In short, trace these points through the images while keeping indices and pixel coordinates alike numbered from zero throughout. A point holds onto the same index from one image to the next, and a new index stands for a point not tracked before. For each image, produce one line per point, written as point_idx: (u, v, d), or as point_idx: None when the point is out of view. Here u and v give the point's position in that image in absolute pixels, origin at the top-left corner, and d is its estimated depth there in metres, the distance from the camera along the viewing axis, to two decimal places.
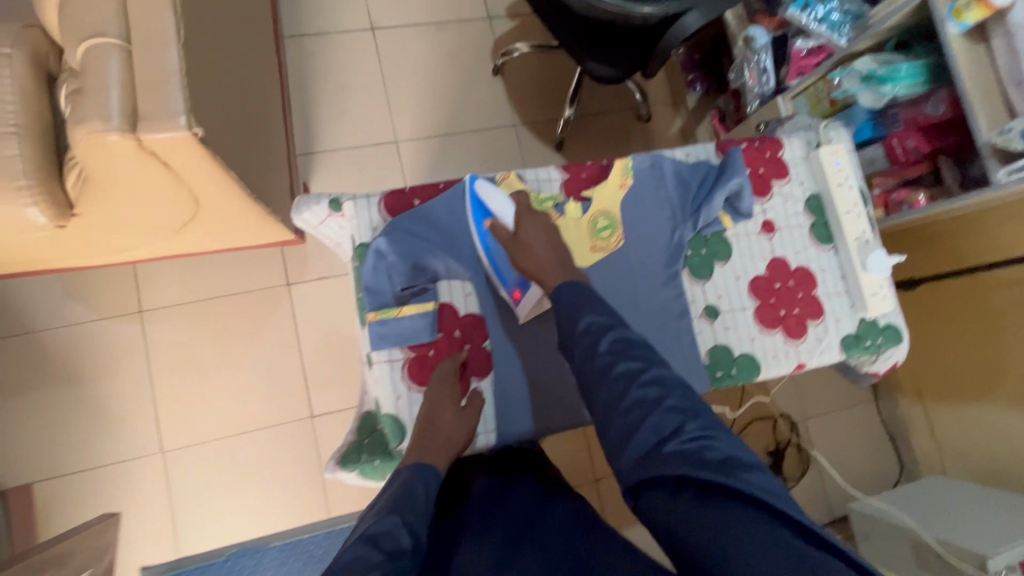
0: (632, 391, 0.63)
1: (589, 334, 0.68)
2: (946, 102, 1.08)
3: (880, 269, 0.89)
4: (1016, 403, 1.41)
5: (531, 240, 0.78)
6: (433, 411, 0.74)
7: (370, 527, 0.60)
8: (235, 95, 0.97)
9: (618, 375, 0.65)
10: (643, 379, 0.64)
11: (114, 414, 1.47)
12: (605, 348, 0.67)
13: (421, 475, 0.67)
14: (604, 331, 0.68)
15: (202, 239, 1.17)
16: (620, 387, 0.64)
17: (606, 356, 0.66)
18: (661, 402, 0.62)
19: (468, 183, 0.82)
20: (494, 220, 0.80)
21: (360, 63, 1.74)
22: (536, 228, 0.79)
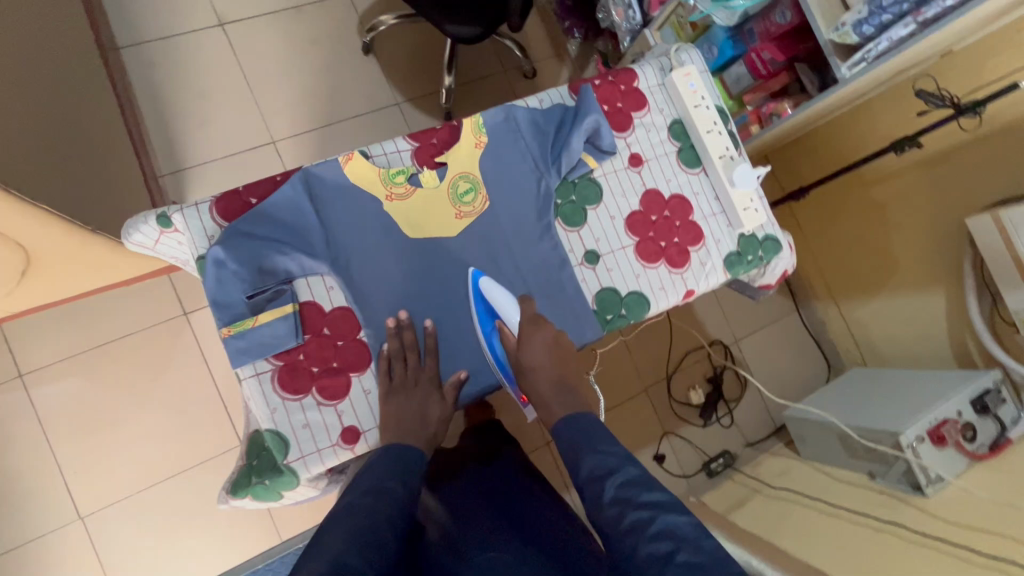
0: (640, 549, 0.54)
1: (593, 481, 0.61)
2: (791, 8, 1.07)
3: (746, 183, 0.90)
4: (912, 286, 1.50)
5: (535, 361, 0.74)
6: (420, 403, 0.74)
7: (370, 479, 0.64)
8: (35, 116, 0.86)
9: (611, 499, 0.59)
10: (652, 531, 0.54)
11: (15, 491, 1.35)
12: (610, 497, 0.59)
13: (406, 452, 0.69)
14: (607, 476, 0.61)
15: (58, 282, 1.06)
16: (615, 498, 0.58)
17: (611, 507, 0.58)
18: (672, 559, 0.52)
19: (474, 277, 0.80)
20: (500, 325, 0.78)
21: (215, 63, 1.60)
22: (540, 343, 0.75)
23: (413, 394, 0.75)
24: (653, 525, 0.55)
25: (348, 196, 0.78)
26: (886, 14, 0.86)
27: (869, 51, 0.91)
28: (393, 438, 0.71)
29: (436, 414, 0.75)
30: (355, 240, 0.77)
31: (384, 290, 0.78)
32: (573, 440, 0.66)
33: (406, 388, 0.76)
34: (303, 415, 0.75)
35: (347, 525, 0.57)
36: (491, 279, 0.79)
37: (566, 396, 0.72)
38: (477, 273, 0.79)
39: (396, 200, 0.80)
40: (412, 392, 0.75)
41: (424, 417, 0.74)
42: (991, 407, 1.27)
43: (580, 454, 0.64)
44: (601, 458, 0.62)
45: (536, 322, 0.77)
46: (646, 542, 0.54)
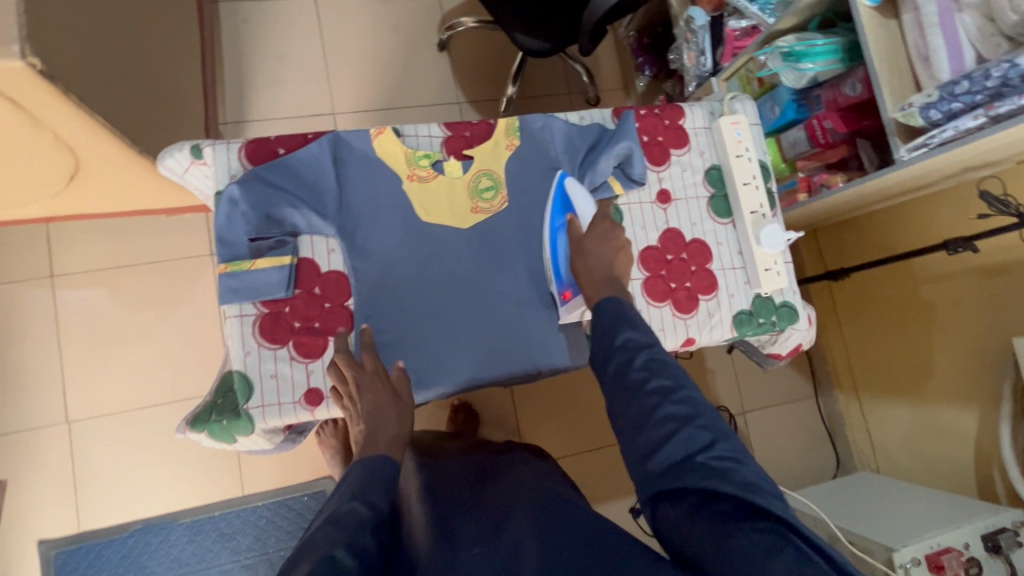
0: (660, 410, 0.59)
1: (624, 349, 0.64)
2: (863, 81, 1.06)
3: (773, 244, 0.86)
4: (945, 399, 1.39)
5: (593, 248, 0.74)
6: (377, 411, 0.70)
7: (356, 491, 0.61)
8: (115, 38, 0.92)
9: (640, 366, 0.62)
10: (674, 397, 0.60)
11: (17, 380, 1.42)
12: (640, 363, 0.63)
13: (378, 464, 0.65)
14: (639, 349, 0.64)
15: (101, 195, 1.13)
16: (644, 371, 0.62)
17: (639, 371, 0.62)
18: (689, 420, 0.58)
19: (561, 178, 0.82)
20: (572, 218, 0.78)
21: (300, 30, 1.69)
22: (607, 240, 0.75)
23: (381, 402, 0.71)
24: (677, 394, 0.60)
25: (371, 167, 0.79)
26: (956, 102, 0.82)
27: (933, 136, 0.86)
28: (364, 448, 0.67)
29: (394, 417, 0.71)
30: (366, 211, 0.78)
31: (380, 267, 0.78)
32: (614, 314, 0.68)
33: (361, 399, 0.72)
34: (273, 365, 0.76)
35: (338, 539, 0.56)
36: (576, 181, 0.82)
37: (616, 285, 0.72)
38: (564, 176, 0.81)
39: (417, 181, 0.81)
40: (381, 403, 0.71)
41: (390, 423, 0.70)
42: (1004, 547, 1.15)
43: (616, 329, 0.66)
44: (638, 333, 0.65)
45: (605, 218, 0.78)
46: (666, 405, 0.60)
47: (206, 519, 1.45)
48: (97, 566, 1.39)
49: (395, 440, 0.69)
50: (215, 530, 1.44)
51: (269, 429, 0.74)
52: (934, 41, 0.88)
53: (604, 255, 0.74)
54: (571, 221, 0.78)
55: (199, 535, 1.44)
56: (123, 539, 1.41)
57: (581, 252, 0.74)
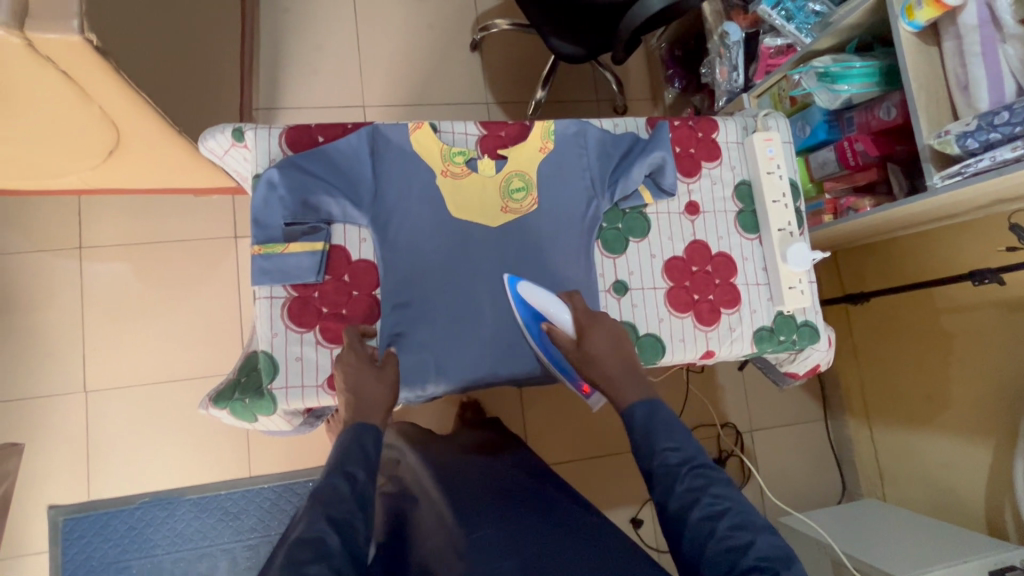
0: (718, 533, 0.58)
1: (666, 464, 0.63)
2: (898, 105, 1.05)
3: (799, 262, 0.86)
4: (960, 432, 1.38)
5: (597, 353, 0.73)
6: (358, 378, 0.71)
7: (335, 465, 0.62)
8: (164, 19, 0.94)
9: (684, 490, 0.61)
10: (727, 522, 0.58)
11: (40, 347, 1.45)
12: (684, 487, 0.61)
13: (359, 432, 0.67)
14: (683, 464, 0.63)
15: (136, 171, 1.15)
16: (689, 495, 0.61)
17: (685, 494, 0.61)
18: (749, 549, 0.56)
19: (512, 284, 0.78)
20: (546, 328, 0.76)
21: (337, 22, 1.71)
22: (603, 333, 0.74)
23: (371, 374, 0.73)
24: (727, 518, 0.58)
25: (406, 160, 0.81)
26: (994, 132, 0.82)
27: (968, 165, 0.86)
28: (352, 413, 0.68)
29: (376, 383, 0.72)
30: (400, 203, 0.80)
31: (409, 258, 0.79)
32: (647, 427, 0.67)
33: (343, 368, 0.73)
34: (299, 348, 0.77)
35: (319, 516, 0.57)
36: (527, 284, 0.77)
37: (638, 378, 0.72)
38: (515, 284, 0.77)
39: (450, 177, 0.82)
40: (365, 372, 0.72)
41: (380, 393, 0.71)
42: None
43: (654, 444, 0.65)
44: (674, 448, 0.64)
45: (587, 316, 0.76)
46: (721, 529, 0.58)
47: (212, 497, 1.46)
48: (103, 535, 1.41)
49: (382, 409, 0.71)
50: (220, 508, 1.46)
51: (290, 411, 0.75)
52: (975, 70, 0.88)
53: (607, 355, 0.73)
54: (551, 330, 0.76)
55: (204, 512, 1.45)
56: (130, 510, 1.43)
57: (588, 359, 0.73)
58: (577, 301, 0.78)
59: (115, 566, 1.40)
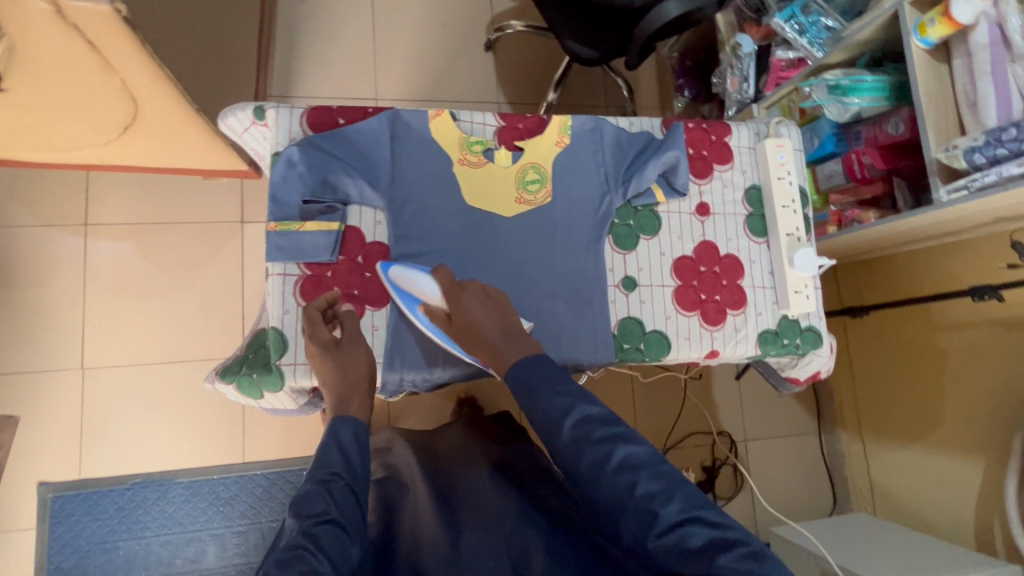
0: (608, 479, 0.59)
1: (552, 419, 0.62)
2: (906, 121, 1.07)
3: (805, 267, 0.88)
4: (949, 449, 1.39)
5: (470, 320, 0.71)
6: (347, 360, 0.72)
7: (312, 472, 0.61)
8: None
9: (569, 438, 0.61)
10: (613, 465, 0.59)
11: (40, 322, 1.44)
12: (568, 436, 0.61)
13: (343, 427, 0.67)
14: (568, 411, 0.62)
15: (152, 149, 1.16)
16: (575, 447, 0.60)
17: (575, 442, 0.60)
18: (636, 489, 0.58)
19: (384, 269, 0.77)
20: (424, 304, 0.75)
21: (354, 16, 1.73)
22: (473, 300, 0.72)
23: (343, 353, 0.72)
24: (614, 459, 0.59)
25: (425, 147, 0.81)
26: (1001, 148, 0.84)
27: (974, 180, 0.87)
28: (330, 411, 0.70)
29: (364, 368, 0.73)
30: (417, 188, 0.80)
31: (424, 242, 0.80)
32: (527, 386, 0.65)
33: (324, 361, 0.72)
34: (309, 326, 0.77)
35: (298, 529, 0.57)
36: (400, 265, 0.77)
37: (512, 339, 0.69)
38: (388, 271, 0.76)
39: (467, 165, 0.83)
40: (338, 352, 0.72)
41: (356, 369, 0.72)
42: None
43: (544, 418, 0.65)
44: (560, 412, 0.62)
45: (451, 288, 0.73)
46: (613, 473, 0.59)
47: (205, 482, 1.45)
48: (93, 515, 1.40)
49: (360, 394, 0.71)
50: (211, 494, 1.45)
51: (297, 388, 0.75)
52: (984, 87, 0.90)
53: (483, 321, 0.70)
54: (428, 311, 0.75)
55: (195, 496, 1.44)
56: (120, 491, 1.42)
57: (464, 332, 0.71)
58: (445, 273, 0.75)
59: (102, 547, 1.39)
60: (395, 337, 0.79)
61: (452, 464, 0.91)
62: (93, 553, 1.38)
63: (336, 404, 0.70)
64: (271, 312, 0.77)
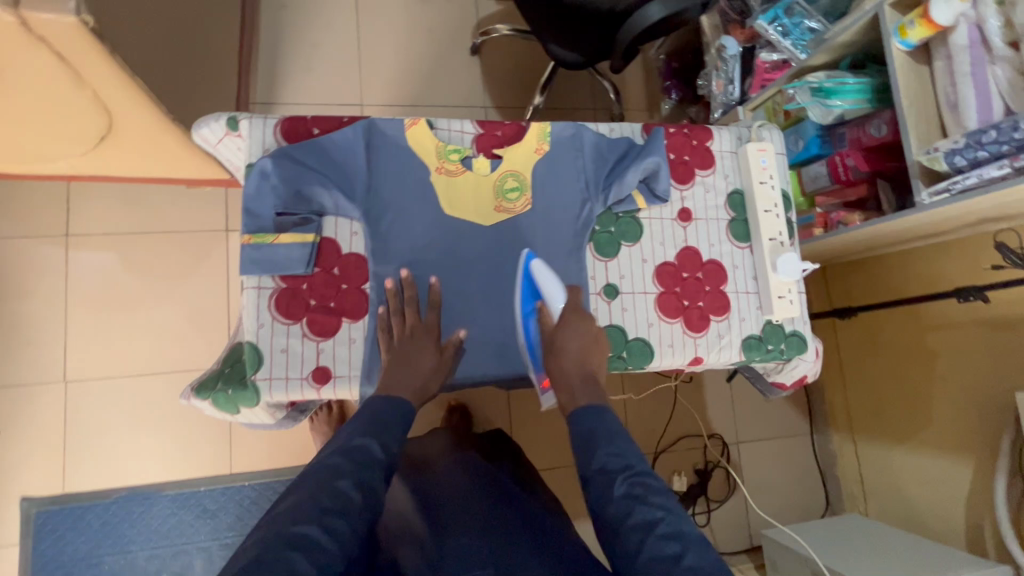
0: (648, 548, 0.58)
1: (605, 474, 0.64)
2: (888, 123, 1.07)
3: (789, 272, 0.87)
4: (940, 451, 1.39)
5: (564, 347, 0.76)
6: (416, 354, 0.75)
7: (366, 428, 0.65)
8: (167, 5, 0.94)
9: (621, 497, 0.62)
10: (660, 532, 0.59)
11: (21, 335, 1.42)
12: (620, 494, 0.62)
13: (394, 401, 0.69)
14: (621, 470, 0.64)
15: (130, 159, 1.15)
16: (625, 504, 0.61)
17: (622, 503, 0.61)
18: (679, 561, 0.56)
19: (527, 260, 0.81)
20: (541, 306, 0.79)
21: (338, 22, 1.72)
22: (576, 334, 0.77)
23: (417, 346, 0.75)
24: (660, 527, 0.59)
25: (401, 156, 0.81)
26: (982, 151, 0.83)
27: (956, 182, 0.87)
28: (379, 390, 0.71)
29: (429, 365, 0.75)
30: (393, 197, 0.79)
31: (402, 252, 0.79)
32: (593, 431, 0.68)
33: (408, 345, 0.76)
34: (285, 340, 0.76)
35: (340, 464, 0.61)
36: (542, 262, 0.81)
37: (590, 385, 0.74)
38: (532, 262, 0.80)
39: (445, 174, 0.82)
40: (422, 344, 0.76)
41: (414, 368, 0.74)
42: None
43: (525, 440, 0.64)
44: (613, 454, 0.65)
45: (413, 330, 0.76)
46: (654, 542, 0.58)
47: (191, 494, 1.44)
48: (77, 530, 1.38)
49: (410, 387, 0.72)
50: (198, 506, 1.43)
51: (273, 403, 0.74)
52: (964, 89, 0.90)
53: (572, 357, 0.76)
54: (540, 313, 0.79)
55: (182, 509, 1.43)
56: (104, 505, 1.40)
57: (553, 349, 0.76)
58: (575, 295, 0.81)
59: (87, 562, 1.37)
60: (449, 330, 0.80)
61: (439, 478, 0.89)
62: (77, 569, 1.37)
63: (387, 386, 0.71)
64: (246, 326, 0.76)
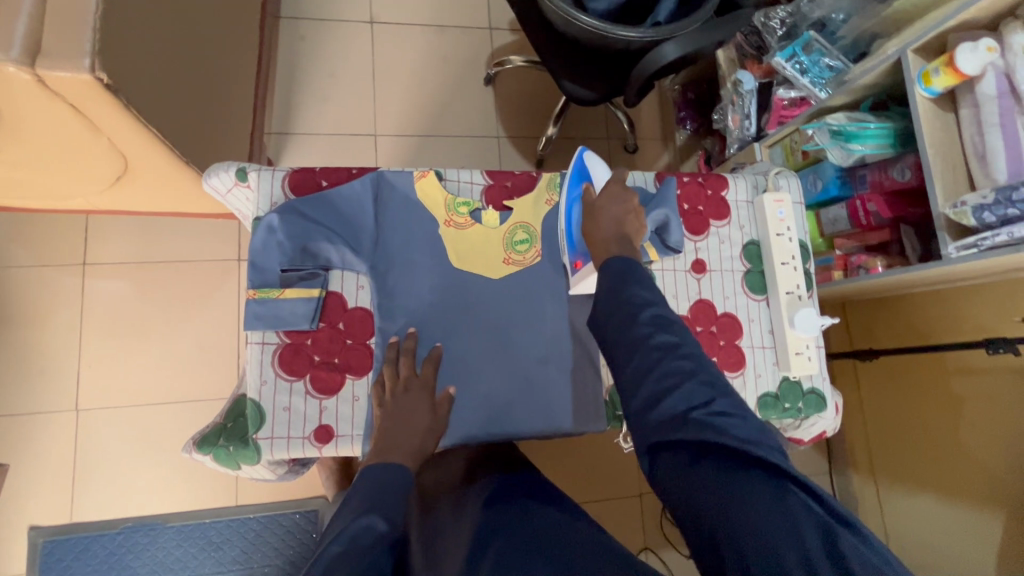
0: (664, 365, 0.60)
1: (632, 307, 0.65)
2: (913, 168, 1.03)
3: (807, 330, 0.84)
4: (968, 496, 1.32)
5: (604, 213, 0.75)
6: (410, 411, 0.73)
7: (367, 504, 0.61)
8: (186, 51, 0.94)
9: (646, 322, 0.63)
10: (680, 351, 0.60)
11: (35, 363, 1.43)
12: (646, 319, 0.63)
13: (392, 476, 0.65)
14: (647, 306, 0.65)
15: (144, 197, 1.16)
16: (650, 325, 0.62)
17: (646, 326, 0.62)
18: (694, 375, 0.58)
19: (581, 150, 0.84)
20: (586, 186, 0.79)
21: (354, 52, 1.73)
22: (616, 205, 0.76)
23: (408, 405, 0.73)
24: (681, 349, 0.61)
25: (410, 210, 0.81)
26: (1012, 208, 0.81)
27: (984, 239, 0.83)
28: (375, 458, 0.68)
29: (423, 424, 0.73)
30: (401, 251, 0.79)
31: (410, 307, 0.79)
32: (622, 273, 0.68)
33: (397, 407, 0.73)
34: (288, 397, 0.76)
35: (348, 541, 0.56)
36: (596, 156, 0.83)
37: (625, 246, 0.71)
38: (583, 150, 0.81)
39: (453, 227, 0.82)
40: (415, 405, 0.73)
41: (409, 427, 0.71)
42: None
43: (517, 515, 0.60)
44: (643, 291, 0.66)
45: (408, 383, 0.75)
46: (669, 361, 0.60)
47: (197, 526, 1.43)
48: (83, 560, 1.38)
49: (406, 450, 0.69)
50: (203, 538, 1.42)
51: (275, 462, 0.73)
52: (993, 140, 0.87)
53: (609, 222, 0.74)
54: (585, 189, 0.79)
55: (187, 540, 1.42)
56: (111, 535, 1.40)
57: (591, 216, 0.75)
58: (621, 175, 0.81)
59: None
60: (454, 388, 0.78)
61: None
62: None
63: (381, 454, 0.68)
64: (249, 383, 0.75)
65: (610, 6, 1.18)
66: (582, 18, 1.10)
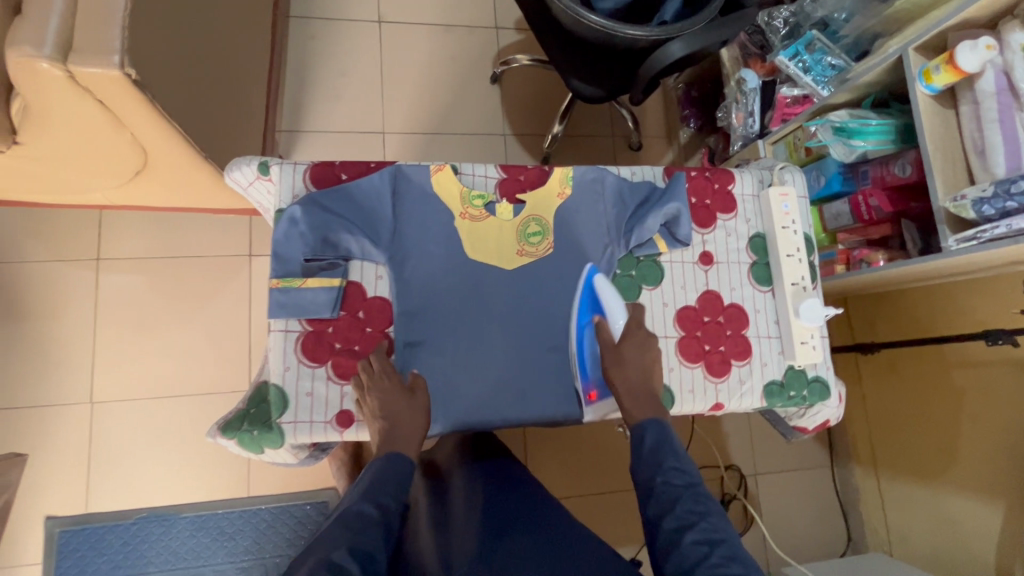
0: (702, 565, 0.59)
1: (664, 496, 0.67)
2: (913, 163, 1.06)
3: (812, 319, 0.86)
4: (971, 490, 1.34)
5: (628, 361, 0.79)
6: (389, 403, 0.74)
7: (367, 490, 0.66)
8: (204, 49, 0.97)
9: (679, 515, 0.64)
10: (717, 552, 0.60)
11: (50, 356, 1.46)
12: (679, 512, 0.65)
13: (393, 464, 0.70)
14: (681, 491, 0.67)
15: (160, 191, 1.18)
16: (684, 521, 0.63)
17: (680, 521, 0.64)
18: None
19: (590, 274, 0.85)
20: (599, 320, 0.82)
21: (363, 51, 1.76)
22: (635, 349, 0.80)
23: (385, 395, 0.74)
24: (718, 548, 0.61)
25: (427, 202, 0.83)
26: (1011, 201, 0.83)
27: (984, 231, 0.86)
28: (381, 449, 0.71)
29: (406, 412, 0.74)
30: (418, 242, 0.82)
31: (426, 296, 0.81)
32: (656, 453, 0.72)
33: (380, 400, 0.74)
34: (310, 383, 0.78)
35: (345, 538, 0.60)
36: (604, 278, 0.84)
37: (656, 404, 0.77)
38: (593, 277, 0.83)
39: (469, 220, 0.84)
40: (395, 398, 0.75)
41: (400, 417, 0.74)
42: None
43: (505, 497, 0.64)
44: (676, 472, 0.69)
45: (375, 379, 0.76)
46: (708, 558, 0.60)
47: (210, 516, 1.45)
48: (97, 550, 1.40)
49: (413, 440, 0.73)
50: (216, 528, 1.45)
51: (298, 445, 0.76)
52: (992, 136, 0.89)
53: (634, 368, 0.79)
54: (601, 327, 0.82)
55: (200, 530, 1.44)
56: (125, 526, 1.42)
57: (617, 363, 0.79)
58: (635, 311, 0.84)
59: None
60: (469, 374, 0.81)
61: (455, 507, 0.91)
62: None
63: (383, 445, 0.72)
64: (272, 368, 0.78)
65: (616, 6, 1.21)
66: (590, 17, 1.13)
